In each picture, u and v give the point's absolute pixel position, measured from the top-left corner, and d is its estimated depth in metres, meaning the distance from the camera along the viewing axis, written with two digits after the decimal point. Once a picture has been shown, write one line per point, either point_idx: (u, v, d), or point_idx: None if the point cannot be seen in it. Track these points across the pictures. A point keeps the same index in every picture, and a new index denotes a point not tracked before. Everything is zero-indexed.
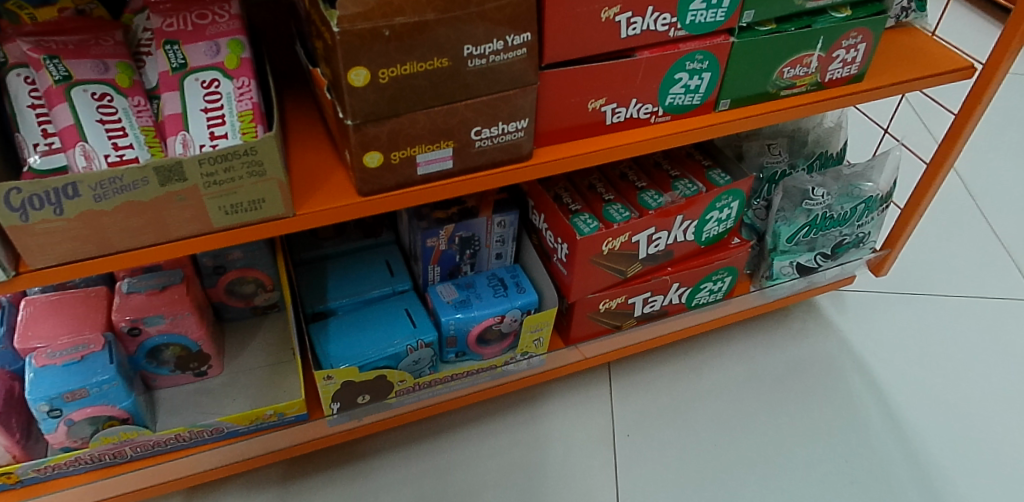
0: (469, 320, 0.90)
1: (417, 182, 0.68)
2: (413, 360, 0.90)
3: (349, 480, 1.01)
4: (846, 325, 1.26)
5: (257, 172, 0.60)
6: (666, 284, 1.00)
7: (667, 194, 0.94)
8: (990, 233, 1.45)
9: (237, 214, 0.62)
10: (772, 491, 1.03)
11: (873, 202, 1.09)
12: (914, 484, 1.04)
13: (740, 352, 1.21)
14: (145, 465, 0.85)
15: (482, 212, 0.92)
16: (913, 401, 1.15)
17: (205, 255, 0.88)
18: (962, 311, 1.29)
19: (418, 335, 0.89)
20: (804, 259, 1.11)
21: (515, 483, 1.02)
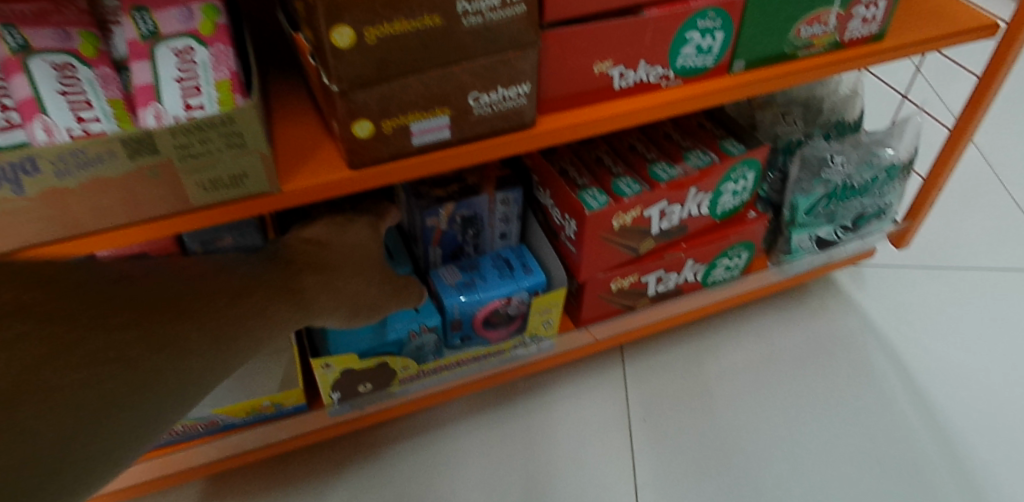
0: (476, 303, 0.86)
1: (412, 153, 0.63)
2: (416, 345, 0.86)
3: (354, 474, 0.97)
4: (866, 300, 1.21)
5: (237, 144, 0.55)
6: (680, 261, 0.95)
7: (678, 165, 0.89)
8: (1013, 201, 1.39)
9: (217, 191, 0.57)
10: (794, 474, 0.99)
11: (895, 170, 1.04)
12: (944, 463, 1.00)
13: (757, 331, 1.16)
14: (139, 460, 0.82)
15: (483, 189, 0.87)
16: (939, 378, 1.10)
17: (193, 240, 0.77)
18: (989, 284, 1.24)
19: (421, 317, 0.84)
20: (823, 232, 1.06)
21: (527, 472, 0.98)
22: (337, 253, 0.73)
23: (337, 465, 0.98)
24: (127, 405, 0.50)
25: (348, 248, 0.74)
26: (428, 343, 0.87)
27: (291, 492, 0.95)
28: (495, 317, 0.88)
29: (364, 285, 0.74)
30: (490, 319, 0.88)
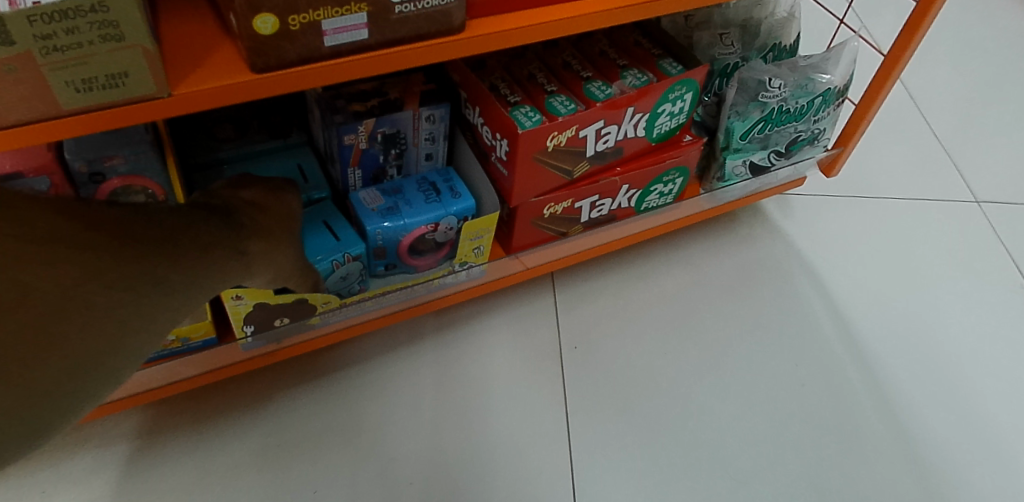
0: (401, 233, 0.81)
1: (325, 56, 0.56)
2: (337, 275, 0.81)
3: (273, 411, 0.92)
4: (792, 228, 1.21)
5: (113, 36, 0.47)
6: (615, 186, 0.92)
7: (615, 84, 0.84)
8: (932, 133, 1.42)
9: (92, 92, 0.49)
10: (722, 399, 1.00)
11: (830, 95, 1.02)
12: (862, 385, 1.03)
13: (687, 259, 1.15)
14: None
15: (407, 105, 0.80)
16: (859, 304, 1.12)
17: (75, 158, 0.68)
18: (909, 212, 1.26)
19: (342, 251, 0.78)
20: (757, 158, 1.04)
21: (455, 404, 0.95)
22: (269, 218, 0.69)
23: (255, 402, 0.92)
24: (72, 346, 0.44)
25: (280, 217, 0.71)
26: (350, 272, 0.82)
27: (204, 432, 0.89)
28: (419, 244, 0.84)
29: (291, 249, 0.70)
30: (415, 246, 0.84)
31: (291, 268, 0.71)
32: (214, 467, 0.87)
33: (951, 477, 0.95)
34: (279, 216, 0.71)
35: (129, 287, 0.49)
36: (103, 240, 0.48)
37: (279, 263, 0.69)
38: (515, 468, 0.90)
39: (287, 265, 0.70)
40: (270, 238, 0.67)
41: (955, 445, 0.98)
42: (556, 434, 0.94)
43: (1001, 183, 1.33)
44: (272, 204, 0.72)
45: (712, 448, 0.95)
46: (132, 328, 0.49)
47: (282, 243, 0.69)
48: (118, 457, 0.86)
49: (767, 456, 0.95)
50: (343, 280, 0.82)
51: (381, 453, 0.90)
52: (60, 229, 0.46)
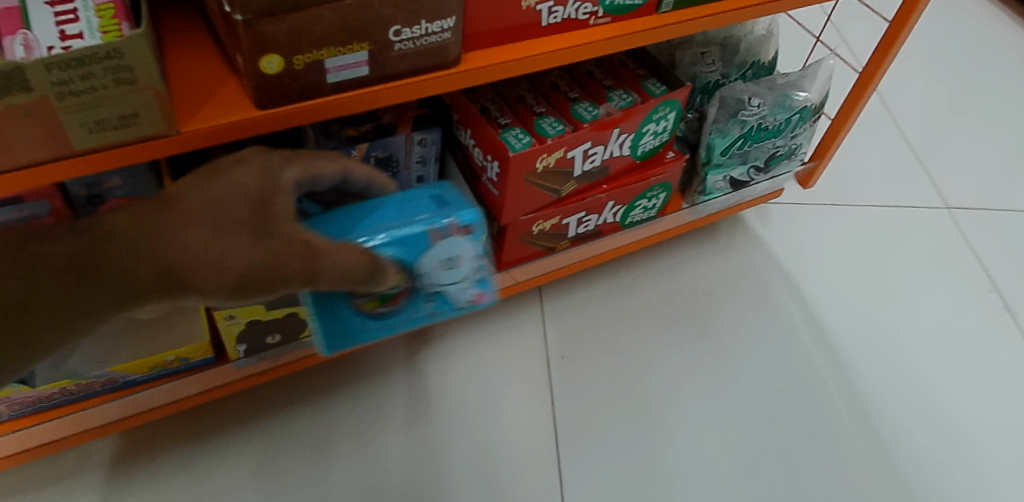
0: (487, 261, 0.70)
1: (327, 92, 0.58)
2: (439, 255, 0.66)
3: (268, 426, 0.94)
4: (771, 237, 1.25)
5: (126, 80, 0.49)
6: (601, 202, 0.95)
7: (601, 106, 0.87)
8: (903, 141, 1.46)
9: (103, 132, 0.51)
10: (705, 405, 1.03)
11: (806, 112, 1.06)
12: (838, 390, 1.07)
13: (670, 268, 1.18)
14: (25, 425, 0.76)
15: (400, 128, 0.82)
16: (835, 311, 1.16)
17: (75, 184, 0.69)
18: (883, 221, 1.31)
19: (477, 222, 0.66)
20: (737, 173, 1.08)
21: (446, 415, 0.98)
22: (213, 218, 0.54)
23: (251, 416, 0.95)
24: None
25: (218, 213, 0.54)
26: (448, 264, 0.67)
27: (202, 447, 0.91)
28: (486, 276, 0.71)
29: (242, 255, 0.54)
30: (482, 278, 0.71)
31: (224, 280, 0.54)
32: (210, 483, 0.89)
33: (921, 479, 1.00)
34: (209, 207, 0.54)
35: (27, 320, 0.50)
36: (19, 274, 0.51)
37: (217, 279, 0.54)
38: (507, 475, 0.94)
39: (220, 284, 0.54)
40: (190, 257, 0.53)
41: (925, 448, 1.03)
42: (544, 442, 0.97)
43: (971, 192, 1.38)
44: (219, 187, 0.55)
45: (694, 454, 0.99)
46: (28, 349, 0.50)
47: (198, 264, 0.53)
48: (118, 472, 0.88)
49: (746, 461, 0.99)
50: (433, 274, 0.68)
51: (374, 465, 0.93)
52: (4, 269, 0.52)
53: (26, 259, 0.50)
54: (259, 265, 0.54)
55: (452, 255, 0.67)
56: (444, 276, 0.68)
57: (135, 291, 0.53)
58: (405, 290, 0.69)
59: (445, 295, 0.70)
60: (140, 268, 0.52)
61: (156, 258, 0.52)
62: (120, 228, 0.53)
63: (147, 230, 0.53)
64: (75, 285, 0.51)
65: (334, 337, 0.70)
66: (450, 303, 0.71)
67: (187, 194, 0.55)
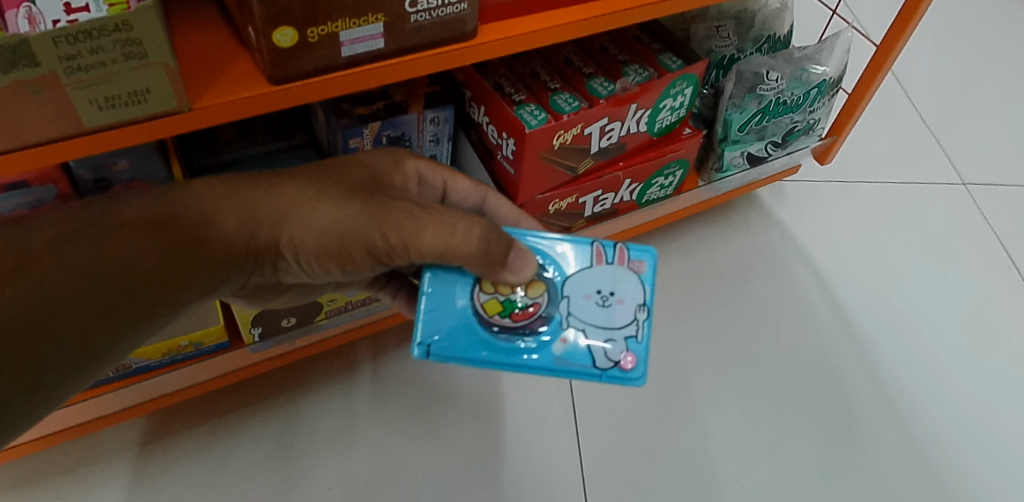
0: (645, 321, 0.64)
1: (341, 66, 0.56)
2: (595, 284, 0.65)
3: (284, 410, 0.93)
4: (786, 215, 1.23)
5: (136, 54, 0.47)
6: (618, 181, 0.93)
7: (617, 81, 0.85)
8: (918, 116, 1.43)
9: (114, 109, 0.49)
10: (723, 387, 1.02)
11: (825, 86, 1.03)
12: (860, 369, 1.05)
13: (685, 248, 1.17)
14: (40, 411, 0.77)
15: (412, 107, 0.80)
16: (853, 289, 1.14)
17: (80, 166, 0.67)
18: (900, 196, 1.28)
19: (645, 272, 0.66)
20: (754, 149, 1.06)
21: (463, 398, 0.96)
22: (330, 190, 0.59)
23: (267, 401, 0.94)
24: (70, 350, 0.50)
25: (323, 181, 0.59)
26: (601, 299, 0.65)
27: (217, 434, 0.91)
28: (635, 338, 0.63)
29: (350, 222, 0.58)
30: (632, 337, 0.63)
31: (326, 240, 0.58)
32: (228, 468, 0.89)
33: (944, 457, 0.98)
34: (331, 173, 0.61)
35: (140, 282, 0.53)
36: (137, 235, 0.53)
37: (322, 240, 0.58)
38: (523, 459, 0.93)
39: (321, 243, 0.59)
40: (303, 216, 0.58)
41: (947, 424, 1.01)
42: (562, 425, 0.96)
43: (987, 166, 1.36)
44: (330, 161, 0.62)
45: (713, 434, 0.97)
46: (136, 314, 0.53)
47: (302, 222, 0.58)
48: (134, 462, 0.88)
49: (766, 441, 0.98)
50: (580, 307, 0.65)
51: (391, 450, 0.92)
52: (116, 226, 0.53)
53: (120, 232, 0.52)
54: (359, 225, 0.58)
55: (610, 291, 0.66)
56: (593, 314, 0.64)
57: (239, 252, 0.57)
58: (540, 306, 0.64)
59: (580, 342, 0.63)
60: (243, 228, 0.56)
61: (258, 215, 0.57)
62: (217, 196, 0.56)
63: (247, 188, 0.57)
64: (176, 254, 0.54)
65: (435, 333, 0.62)
66: (579, 356, 0.62)
67: (317, 167, 0.61)
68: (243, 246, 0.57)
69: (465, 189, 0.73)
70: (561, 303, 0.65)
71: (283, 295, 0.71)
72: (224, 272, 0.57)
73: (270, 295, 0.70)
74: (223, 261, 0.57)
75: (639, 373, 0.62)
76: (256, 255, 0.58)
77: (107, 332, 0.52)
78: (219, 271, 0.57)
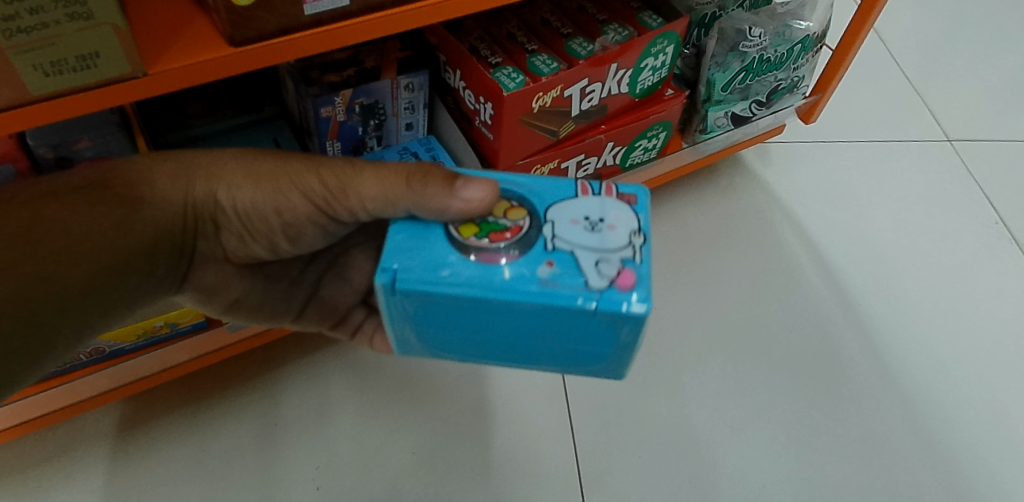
0: (644, 247, 0.50)
1: (305, 26, 0.54)
2: (578, 211, 0.52)
3: (267, 389, 0.92)
4: (770, 176, 1.21)
5: (81, 14, 0.45)
6: (600, 144, 0.91)
7: (596, 41, 0.82)
8: (901, 73, 1.42)
9: (60, 75, 0.47)
10: (712, 351, 1.01)
11: (808, 42, 1.00)
12: (850, 328, 1.05)
13: (671, 213, 1.15)
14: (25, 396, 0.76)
15: (384, 74, 0.78)
16: (839, 248, 1.13)
17: (40, 144, 0.64)
18: (885, 154, 1.27)
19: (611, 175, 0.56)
20: (738, 109, 1.04)
21: (451, 371, 0.95)
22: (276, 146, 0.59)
23: (250, 380, 0.92)
24: (49, 318, 0.50)
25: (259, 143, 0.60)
26: (589, 224, 0.52)
27: (200, 416, 0.89)
28: (634, 259, 0.49)
29: (290, 162, 0.57)
30: (629, 259, 0.49)
31: (262, 185, 0.57)
32: (214, 450, 0.87)
33: (936, 412, 0.98)
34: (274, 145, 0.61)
35: (89, 238, 0.52)
36: (73, 194, 0.52)
37: (259, 175, 0.57)
38: (514, 433, 0.91)
39: (256, 191, 0.57)
40: (242, 164, 0.57)
41: (938, 380, 1.01)
42: (550, 396, 0.95)
43: (972, 121, 1.34)
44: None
45: (705, 398, 0.96)
46: (97, 274, 0.52)
47: (240, 170, 0.57)
48: (117, 447, 0.86)
49: (758, 403, 0.97)
50: (568, 232, 0.51)
51: (378, 425, 0.90)
52: (49, 189, 0.52)
53: (53, 197, 0.52)
54: (293, 168, 0.56)
55: (601, 217, 0.52)
56: (582, 237, 0.51)
57: (176, 207, 0.57)
58: (521, 229, 0.51)
59: (567, 262, 0.49)
60: (179, 182, 0.57)
61: (192, 170, 0.57)
62: (149, 160, 0.57)
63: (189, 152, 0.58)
64: (111, 215, 0.53)
65: (399, 264, 0.49)
66: (569, 276, 0.48)
67: None
68: (179, 202, 0.57)
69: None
70: (543, 227, 0.51)
71: (245, 303, 0.68)
72: (166, 233, 0.56)
73: (230, 303, 0.67)
74: (166, 217, 0.56)
75: (640, 300, 0.47)
76: (194, 209, 0.57)
77: (59, 309, 0.50)
78: (160, 234, 0.56)
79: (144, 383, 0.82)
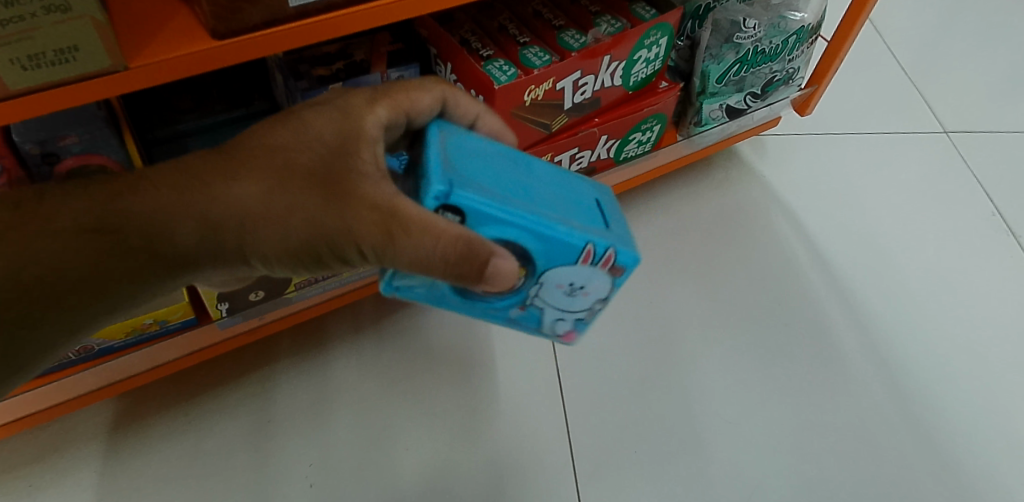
0: (598, 311, 0.61)
1: (290, 18, 0.53)
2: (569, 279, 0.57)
3: (260, 386, 0.91)
4: (766, 169, 1.21)
5: (58, 6, 0.44)
6: (594, 138, 0.90)
7: (589, 33, 0.81)
8: (897, 65, 1.41)
9: (38, 69, 0.47)
10: (708, 345, 1.00)
11: (804, 33, 0.99)
12: (846, 322, 1.04)
13: (666, 206, 1.14)
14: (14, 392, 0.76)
15: (374, 67, 0.77)
16: (836, 242, 1.13)
17: (25, 140, 0.63)
18: (881, 147, 1.26)
19: (615, 241, 0.55)
20: (733, 101, 1.03)
21: (445, 368, 0.94)
22: (292, 185, 0.52)
23: (243, 377, 0.91)
24: (64, 333, 0.56)
25: (278, 175, 0.53)
26: (570, 288, 0.58)
27: (192, 414, 0.88)
28: (583, 320, 0.62)
29: (314, 217, 0.52)
30: (580, 319, 0.62)
31: (292, 246, 0.53)
32: (206, 448, 0.86)
33: (934, 406, 0.98)
34: (285, 164, 0.53)
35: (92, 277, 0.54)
36: (76, 237, 0.53)
37: (285, 234, 0.53)
38: (510, 430, 0.91)
39: (286, 246, 0.54)
40: (264, 222, 0.53)
41: (935, 373, 1.00)
42: (545, 392, 0.94)
43: (969, 113, 1.33)
44: (288, 147, 0.53)
45: (701, 393, 0.96)
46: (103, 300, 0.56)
47: (266, 230, 0.53)
48: (110, 445, 0.85)
49: (755, 397, 0.96)
50: (549, 292, 0.58)
51: (371, 423, 0.90)
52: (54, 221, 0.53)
53: (55, 238, 0.53)
54: (326, 233, 0.52)
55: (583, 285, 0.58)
56: (558, 298, 0.59)
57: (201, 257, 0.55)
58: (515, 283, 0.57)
59: (535, 313, 0.60)
60: (202, 236, 0.54)
61: (214, 225, 0.53)
62: (160, 199, 0.54)
63: (201, 195, 0.53)
64: (119, 261, 0.54)
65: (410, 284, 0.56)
66: (529, 320, 0.61)
67: (272, 151, 0.53)
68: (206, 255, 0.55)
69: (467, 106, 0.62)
70: (531, 287, 0.57)
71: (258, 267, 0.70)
72: (190, 272, 0.57)
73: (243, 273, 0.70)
74: (186, 259, 0.55)
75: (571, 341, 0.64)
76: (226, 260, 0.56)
77: (64, 330, 0.56)
78: (178, 271, 0.56)
79: (135, 382, 0.81)
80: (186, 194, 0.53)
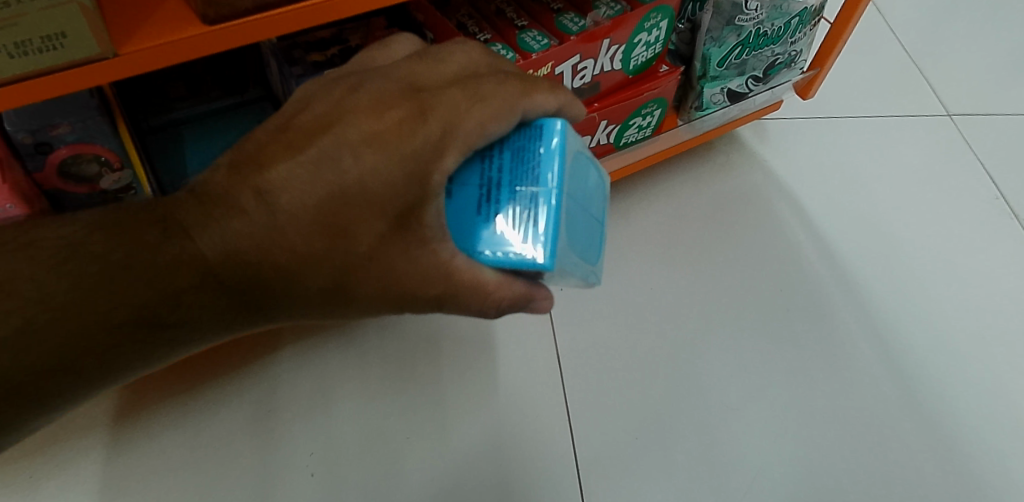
0: None
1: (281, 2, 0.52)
2: None
3: (260, 376, 0.90)
4: (767, 153, 1.20)
5: None
6: (593, 123, 0.89)
7: (588, 16, 0.80)
8: (898, 46, 1.39)
9: (27, 56, 0.46)
10: (710, 332, 0.99)
11: (806, 15, 0.97)
12: (849, 307, 1.03)
13: (666, 191, 1.13)
14: None
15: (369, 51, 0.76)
16: (838, 226, 1.12)
17: (18, 129, 0.62)
18: (883, 130, 1.25)
19: None
20: (734, 84, 1.02)
21: (445, 356, 0.94)
22: (344, 265, 0.51)
23: (242, 366, 0.91)
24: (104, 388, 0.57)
25: (329, 258, 0.51)
26: None
27: (193, 404, 0.88)
28: None
29: (364, 291, 0.53)
30: None
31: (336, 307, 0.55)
32: (207, 437, 0.86)
33: (937, 390, 0.97)
34: (338, 244, 0.51)
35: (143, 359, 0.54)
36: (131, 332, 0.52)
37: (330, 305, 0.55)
38: (512, 419, 0.90)
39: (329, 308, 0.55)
40: (313, 299, 0.54)
41: (938, 357, 1.00)
42: (547, 381, 0.93)
43: (971, 94, 1.32)
44: (342, 220, 0.50)
45: (704, 379, 0.95)
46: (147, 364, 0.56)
47: (313, 304, 0.54)
48: (113, 437, 0.85)
49: (758, 383, 0.96)
50: None
51: (373, 413, 0.89)
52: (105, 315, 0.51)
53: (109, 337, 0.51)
54: (373, 300, 0.54)
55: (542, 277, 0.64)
56: None
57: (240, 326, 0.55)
58: None
59: None
60: (246, 314, 0.54)
61: (262, 304, 0.53)
62: (204, 289, 0.51)
63: (248, 281, 0.51)
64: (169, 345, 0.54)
65: None
66: None
67: (327, 232, 0.50)
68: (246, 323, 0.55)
69: (542, 101, 0.53)
70: None
71: None
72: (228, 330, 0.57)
73: None
74: (241, 325, 0.55)
75: None
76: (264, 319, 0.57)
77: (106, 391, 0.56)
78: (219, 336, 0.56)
79: None
80: (232, 281, 0.51)
